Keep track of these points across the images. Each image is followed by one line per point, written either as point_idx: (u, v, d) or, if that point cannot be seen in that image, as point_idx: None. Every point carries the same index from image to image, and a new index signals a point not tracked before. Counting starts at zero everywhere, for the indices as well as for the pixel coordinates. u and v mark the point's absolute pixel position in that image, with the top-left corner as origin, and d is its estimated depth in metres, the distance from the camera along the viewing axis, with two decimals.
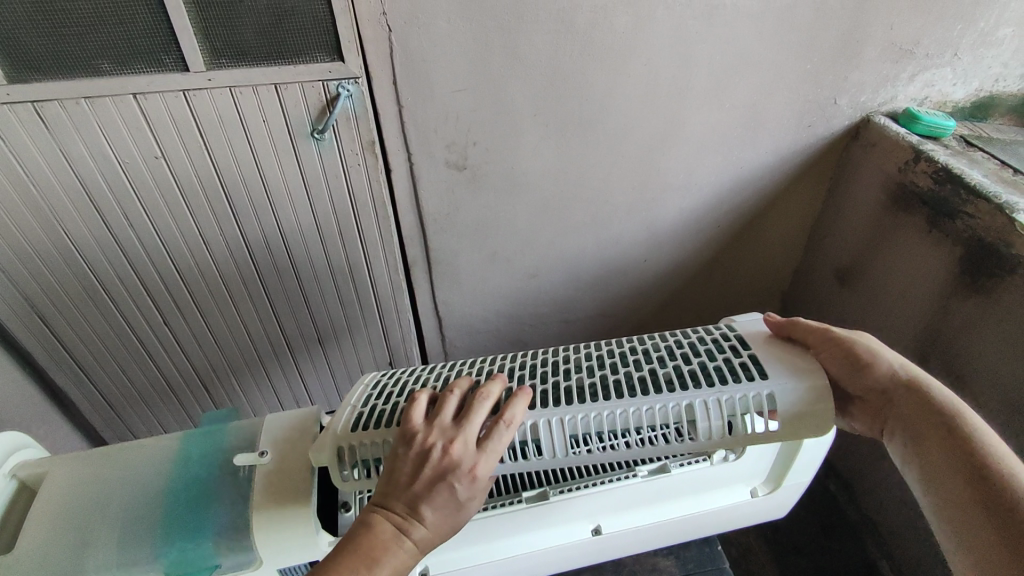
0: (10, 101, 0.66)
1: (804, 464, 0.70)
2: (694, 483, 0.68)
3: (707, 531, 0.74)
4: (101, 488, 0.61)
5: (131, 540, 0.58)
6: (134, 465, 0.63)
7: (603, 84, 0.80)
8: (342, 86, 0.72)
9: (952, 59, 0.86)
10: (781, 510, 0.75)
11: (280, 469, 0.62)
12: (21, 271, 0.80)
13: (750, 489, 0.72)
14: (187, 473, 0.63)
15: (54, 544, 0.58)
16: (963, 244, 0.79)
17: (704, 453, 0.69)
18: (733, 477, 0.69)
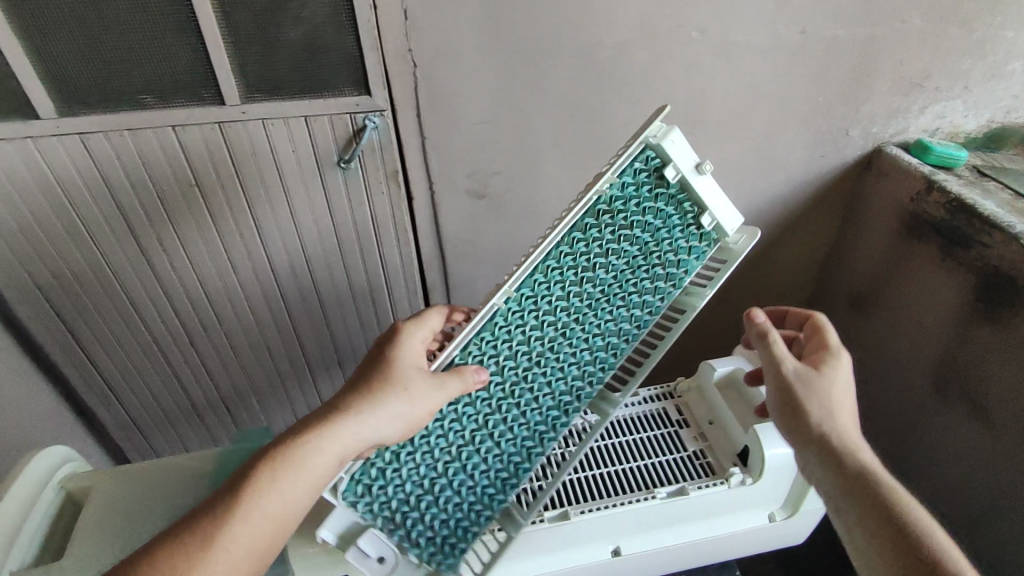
0: (59, 132, 0.70)
1: (822, 490, 0.69)
2: (713, 506, 0.67)
3: (725, 556, 0.73)
4: (139, 502, 0.62)
5: None
6: (168, 480, 0.65)
7: (619, 116, 0.82)
8: (368, 118, 0.75)
9: (963, 92, 0.88)
10: (800, 537, 0.73)
11: None
12: (57, 292, 0.83)
13: (768, 514, 0.70)
14: (220, 488, 0.65)
15: (96, 554, 0.58)
16: (978, 272, 0.80)
17: (722, 476, 0.68)
18: (752, 502, 0.68)
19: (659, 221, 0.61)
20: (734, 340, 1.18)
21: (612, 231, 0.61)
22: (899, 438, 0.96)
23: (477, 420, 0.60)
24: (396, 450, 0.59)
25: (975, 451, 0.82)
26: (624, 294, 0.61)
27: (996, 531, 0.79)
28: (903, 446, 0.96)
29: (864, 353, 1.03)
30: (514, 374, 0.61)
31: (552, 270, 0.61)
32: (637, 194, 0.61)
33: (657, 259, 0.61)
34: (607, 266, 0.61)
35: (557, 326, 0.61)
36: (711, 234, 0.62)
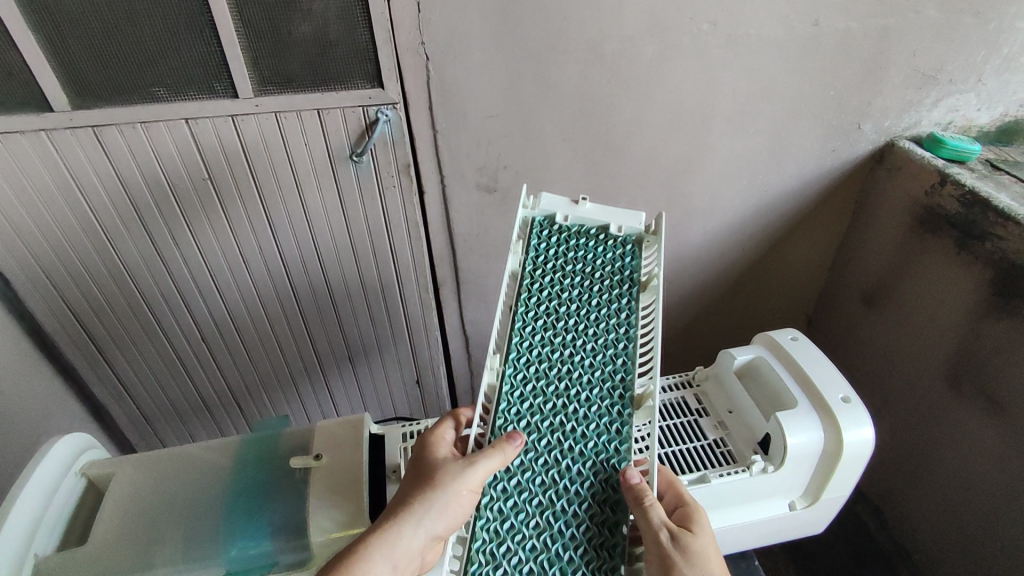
0: (73, 125, 0.69)
1: (844, 478, 0.65)
2: (735, 495, 0.63)
3: (743, 546, 0.68)
4: (166, 489, 0.61)
5: (195, 540, 0.58)
6: (195, 466, 0.63)
7: (631, 110, 0.82)
8: (381, 112, 0.75)
9: (976, 85, 0.87)
10: (818, 526, 0.70)
11: (333, 476, 0.61)
12: (71, 288, 0.83)
13: (788, 503, 0.66)
14: (247, 477, 0.63)
15: (122, 540, 0.58)
16: (993, 265, 0.79)
17: (744, 464, 0.64)
18: (773, 490, 0.64)
19: (586, 254, 0.66)
20: (743, 337, 1.18)
21: (550, 277, 0.65)
22: (912, 434, 0.96)
23: (544, 484, 0.54)
24: (490, 548, 0.51)
25: (990, 446, 0.82)
26: (599, 317, 0.62)
27: (1012, 525, 0.79)
28: (916, 442, 0.95)
29: (876, 348, 1.02)
30: (552, 424, 0.57)
31: (522, 330, 0.61)
32: (557, 243, 0.67)
33: (601, 280, 0.65)
34: (564, 301, 0.63)
35: (559, 367, 0.60)
36: (627, 236, 0.67)
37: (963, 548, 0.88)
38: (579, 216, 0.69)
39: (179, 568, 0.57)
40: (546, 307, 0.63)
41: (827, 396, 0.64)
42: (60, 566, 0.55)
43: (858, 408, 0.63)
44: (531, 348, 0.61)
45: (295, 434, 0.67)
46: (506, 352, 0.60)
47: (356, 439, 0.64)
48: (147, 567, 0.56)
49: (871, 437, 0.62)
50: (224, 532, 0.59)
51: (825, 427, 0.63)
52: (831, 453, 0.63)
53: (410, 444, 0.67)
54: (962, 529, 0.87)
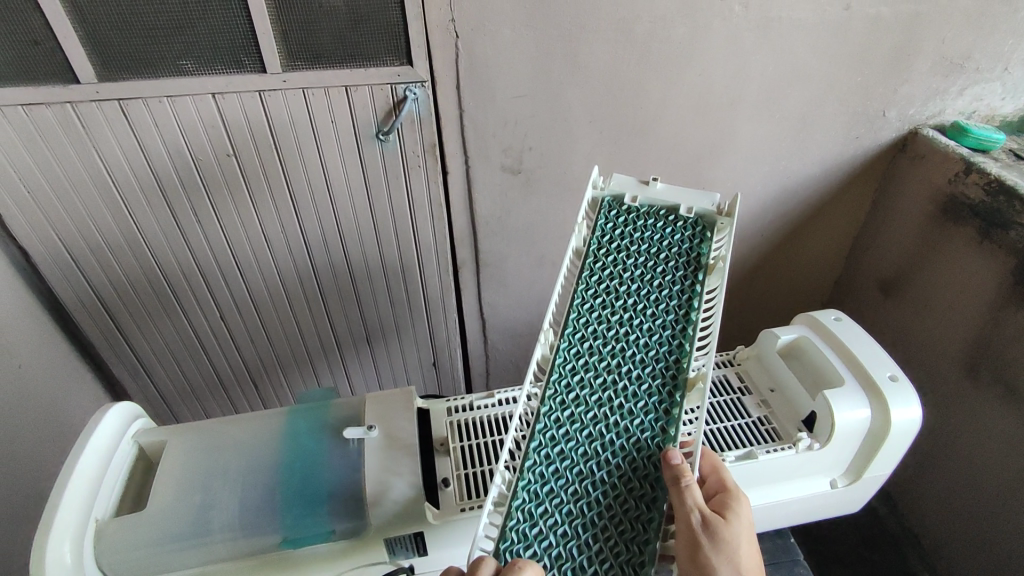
0: (98, 98, 0.69)
1: (887, 456, 0.66)
2: (779, 471, 0.64)
3: (780, 523, 0.69)
4: (219, 455, 0.61)
5: (252, 507, 0.58)
6: (248, 433, 0.63)
7: (658, 93, 0.82)
8: (409, 89, 0.74)
9: (1002, 74, 0.87)
10: (854, 505, 0.71)
11: (387, 446, 0.61)
12: (91, 262, 0.83)
13: (829, 480, 0.67)
14: (298, 445, 0.62)
15: (179, 505, 0.57)
16: (1016, 254, 0.80)
17: (788, 441, 0.64)
18: (815, 467, 0.65)
19: (652, 234, 0.64)
20: (757, 324, 1.19)
21: (616, 258, 0.63)
22: (927, 422, 0.97)
23: (585, 454, 0.54)
24: (528, 507, 0.52)
25: (1007, 434, 0.83)
26: (660, 298, 0.61)
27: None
28: (931, 429, 0.96)
29: (891, 337, 1.03)
30: (601, 399, 0.56)
31: (581, 306, 0.61)
32: (624, 224, 0.65)
33: (667, 261, 0.63)
34: (628, 283, 0.62)
35: (614, 346, 0.59)
36: (695, 217, 0.65)
37: (974, 532, 0.89)
38: (649, 197, 0.67)
39: (238, 533, 0.57)
40: (608, 288, 0.62)
41: (876, 376, 0.64)
42: (119, 530, 0.55)
43: (907, 387, 0.63)
44: (589, 326, 0.60)
45: (345, 404, 0.66)
46: (563, 326, 0.60)
47: (407, 410, 0.64)
48: (205, 531, 0.56)
49: (920, 416, 0.62)
50: (281, 503, 0.58)
51: (873, 406, 0.63)
52: (877, 432, 0.63)
53: (455, 418, 0.68)
54: (973, 515, 0.89)
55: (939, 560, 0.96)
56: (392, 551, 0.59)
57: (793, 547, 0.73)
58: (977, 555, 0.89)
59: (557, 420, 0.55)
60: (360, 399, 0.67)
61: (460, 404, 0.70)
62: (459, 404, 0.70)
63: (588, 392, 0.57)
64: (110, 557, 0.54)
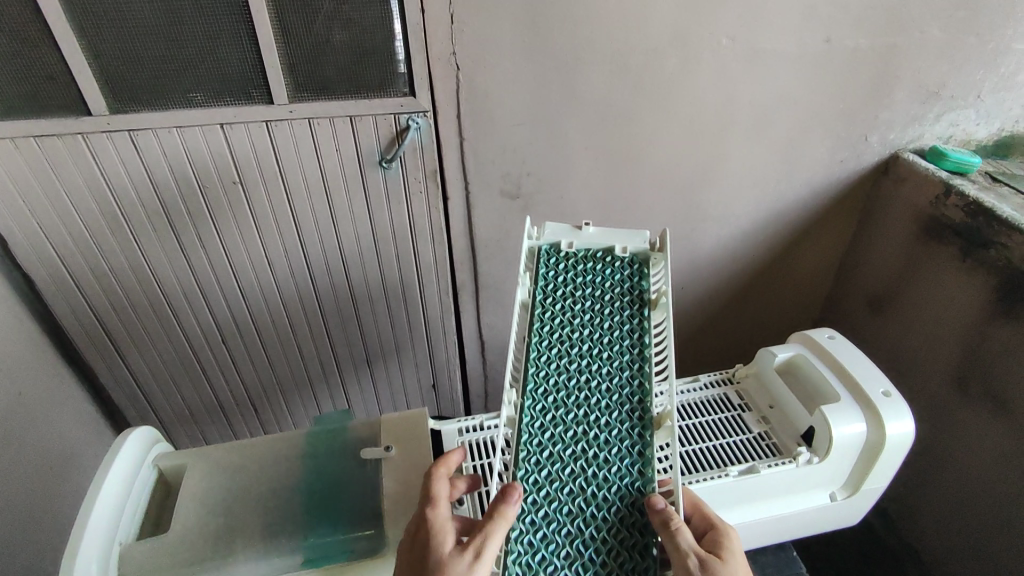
0: (110, 129, 0.70)
1: (884, 468, 0.67)
2: (781, 485, 0.65)
3: (784, 536, 0.71)
4: (238, 477, 0.61)
5: (272, 528, 0.58)
6: (263, 456, 0.63)
7: (651, 122, 0.85)
8: (411, 119, 0.77)
9: (975, 101, 0.92)
10: (855, 517, 0.72)
11: (402, 466, 0.62)
12: (96, 288, 0.83)
13: (829, 494, 0.68)
14: (315, 466, 0.63)
15: (201, 527, 0.58)
16: (998, 272, 0.83)
17: (789, 456, 0.66)
18: (815, 481, 0.66)
19: (594, 277, 0.66)
20: (750, 342, 1.21)
21: (563, 305, 0.65)
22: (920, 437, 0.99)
23: (571, 513, 0.55)
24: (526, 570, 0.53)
25: (997, 448, 0.85)
26: (614, 341, 0.63)
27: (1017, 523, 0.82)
28: (923, 444, 0.98)
29: (880, 354, 1.06)
30: (575, 453, 0.58)
31: (538, 360, 0.62)
32: (565, 270, 0.67)
33: (613, 301, 0.65)
34: (579, 327, 0.64)
35: (578, 394, 0.60)
36: (631, 255, 0.68)
37: (971, 546, 0.91)
38: (583, 241, 0.69)
39: (257, 556, 0.57)
40: (561, 335, 0.63)
41: (869, 392, 0.66)
42: (143, 553, 0.55)
43: (899, 402, 0.65)
44: (549, 378, 0.61)
45: (359, 425, 0.67)
46: (524, 382, 0.60)
47: (419, 429, 0.64)
48: (228, 552, 0.56)
49: (912, 430, 0.64)
50: (303, 521, 0.59)
51: (868, 420, 0.65)
52: (873, 445, 0.65)
53: (466, 438, 0.69)
54: (969, 528, 0.91)
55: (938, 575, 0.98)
56: None
57: (795, 560, 0.74)
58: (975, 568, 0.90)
59: (536, 482, 0.56)
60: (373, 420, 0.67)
61: (471, 424, 0.70)
62: (469, 424, 0.70)
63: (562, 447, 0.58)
64: None
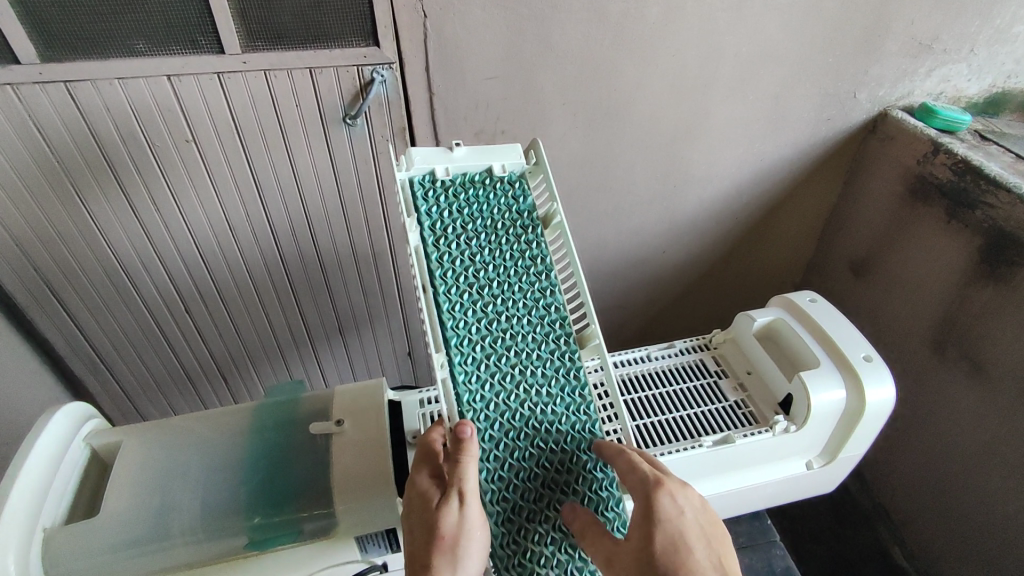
0: (43, 80, 0.64)
1: (861, 435, 0.66)
2: (757, 455, 0.64)
3: (757, 505, 0.70)
4: (179, 454, 0.58)
5: (216, 508, 0.55)
6: (207, 434, 0.60)
7: (632, 76, 0.80)
8: (376, 71, 0.71)
9: (969, 55, 0.88)
10: (830, 484, 0.72)
11: (356, 440, 0.58)
12: (43, 255, 0.78)
13: (806, 462, 0.68)
14: (264, 442, 0.60)
15: (139, 509, 0.54)
16: (983, 234, 0.81)
17: (766, 424, 0.65)
18: (791, 450, 0.66)
19: (481, 209, 0.63)
20: (731, 306, 1.20)
21: (460, 246, 0.61)
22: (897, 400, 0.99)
23: (533, 456, 0.56)
24: (509, 541, 0.52)
25: (972, 410, 0.85)
26: (521, 274, 0.62)
27: (989, 483, 0.83)
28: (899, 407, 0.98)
29: (860, 317, 1.05)
30: (519, 396, 0.57)
31: (453, 311, 0.58)
32: (451, 206, 0.62)
33: (504, 231, 0.63)
34: (482, 265, 0.61)
35: (502, 333, 0.59)
36: (510, 177, 0.66)
37: (942, 506, 0.92)
38: (457, 165, 0.65)
39: (199, 536, 0.54)
40: (471, 276, 0.60)
41: (850, 356, 0.65)
42: (70, 538, 0.52)
43: (881, 366, 0.64)
44: (473, 326, 0.58)
45: (317, 397, 0.63)
46: (449, 338, 0.57)
47: (376, 402, 0.61)
48: (165, 534, 0.53)
49: (893, 395, 0.63)
50: (245, 501, 0.56)
51: (848, 386, 0.64)
52: (853, 411, 0.64)
53: (427, 410, 0.65)
54: (941, 487, 0.92)
55: (908, 533, 0.99)
56: (364, 546, 0.57)
57: (769, 528, 0.76)
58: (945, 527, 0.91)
59: (491, 437, 0.55)
60: (330, 391, 0.64)
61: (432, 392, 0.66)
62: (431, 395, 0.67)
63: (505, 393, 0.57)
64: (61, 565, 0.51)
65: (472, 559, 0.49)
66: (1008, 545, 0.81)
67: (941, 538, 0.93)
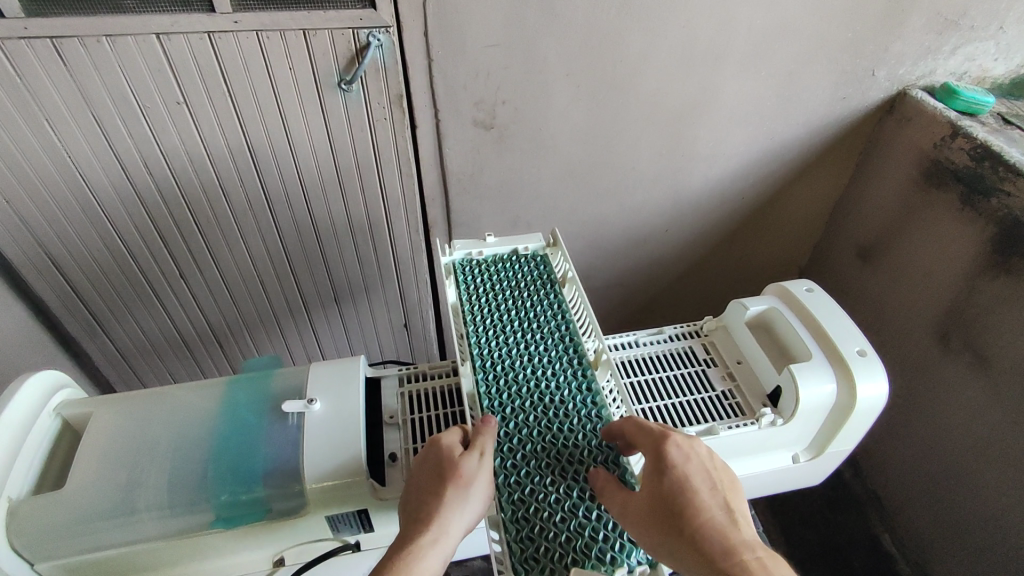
0: (27, 35, 0.62)
1: (852, 430, 0.65)
2: (741, 447, 0.63)
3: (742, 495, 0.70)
4: (148, 430, 0.57)
5: (182, 484, 0.54)
6: (177, 411, 0.59)
7: (639, 46, 0.77)
8: (372, 35, 0.68)
9: (997, 33, 0.84)
10: (818, 476, 0.71)
11: (329, 419, 0.57)
12: (34, 214, 0.77)
13: (792, 455, 0.67)
14: (235, 419, 0.59)
15: (105, 484, 0.54)
16: (997, 223, 0.78)
17: (752, 416, 0.64)
18: (777, 443, 0.64)
19: (508, 274, 0.68)
20: (733, 288, 1.18)
21: (487, 296, 0.65)
22: (899, 390, 0.97)
23: (545, 449, 0.52)
24: (521, 515, 0.47)
25: (974, 403, 0.83)
26: (541, 313, 0.63)
27: (986, 476, 0.82)
28: (900, 397, 0.97)
29: (865, 303, 1.03)
30: (534, 401, 0.55)
31: (481, 343, 0.60)
32: (483, 274, 0.68)
33: (527, 287, 0.67)
34: (505, 308, 0.64)
35: (522, 356, 0.59)
36: (533, 253, 0.71)
37: (937, 496, 0.91)
38: (490, 250, 0.71)
39: (165, 512, 0.53)
40: (493, 318, 0.63)
41: (844, 350, 0.63)
42: (32, 509, 0.51)
43: (875, 362, 0.62)
44: (492, 351, 0.59)
45: (291, 374, 0.62)
46: (472, 358, 0.58)
47: (351, 381, 0.60)
48: (131, 510, 0.53)
49: (886, 392, 0.61)
50: (211, 479, 0.55)
51: (839, 380, 0.62)
52: (843, 406, 0.62)
53: (407, 389, 0.64)
54: (936, 478, 0.91)
55: (899, 521, 0.99)
56: (335, 523, 0.57)
57: None
58: (939, 519, 0.91)
59: (504, 431, 0.53)
60: (308, 367, 0.63)
61: (412, 371, 0.66)
62: (412, 373, 0.66)
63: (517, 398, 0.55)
64: (27, 536, 0.51)
65: (479, 512, 0.47)
66: (1000, 539, 0.80)
67: (932, 528, 0.93)
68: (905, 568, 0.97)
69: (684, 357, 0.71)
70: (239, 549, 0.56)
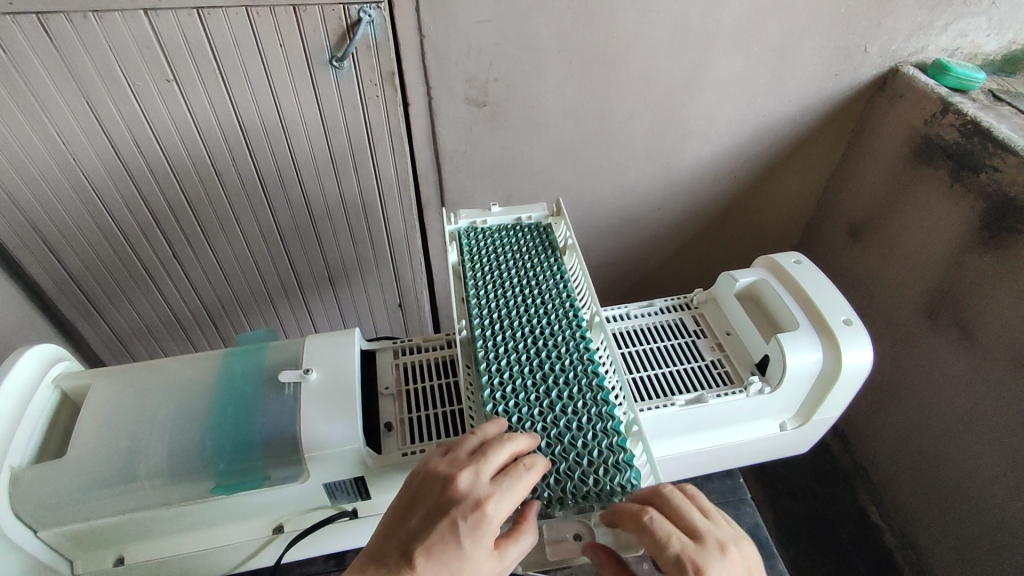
0: (13, 11, 0.61)
1: (837, 398, 0.66)
2: (728, 415, 0.64)
3: (729, 465, 0.71)
4: (146, 401, 0.58)
5: (182, 454, 0.56)
6: (175, 382, 0.59)
7: (632, 22, 0.77)
8: (363, 10, 0.68)
9: (989, 8, 0.84)
10: (805, 445, 0.72)
11: (324, 386, 0.58)
12: (25, 195, 0.77)
13: (779, 423, 0.68)
14: (232, 391, 0.60)
15: (106, 455, 0.54)
16: (985, 199, 0.79)
17: (740, 385, 0.65)
18: (765, 411, 0.66)
19: (511, 241, 0.69)
20: (725, 266, 1.19)
21: (488, 260, 0.66)
22: (888, 366, 0.99)
23: (539, 398, 0.53)
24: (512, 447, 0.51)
25: (960, 376, 0.85)
26: (541, 283, 0.64)
27: (970, 448, 0.84)
28: (889, 372, 0.98)
29: (856, 280, 1.04)
30: (531, 355, 0.56)
31: (480, 301, 0.61)
32: (485, 241, 0.69)
33: (528, 252, 0.68)
34: (505, 270, 0.65)
35: (520, 313, 0.60)
36: (536, 223, 0.72)
37: (924, 468, 0.93)
38: (496, 219, 0.72)
39: (166, 479, 0.55)
40: (492, 280, 0.64)
41: (830, 319, 0.64)
42: (34, 479, 0.52)
43: (860, 330, 0.63)
44: (491, 311, 0.61)
45: (282, 346, 0.63)
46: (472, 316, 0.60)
47: (344, 352, 0.60)
48: (132, 478, 0.54)
49: (870, 359, 0.62)
50: (211, 448, 0.56)
51: (825, 348, 0.63)
52: (829, 373, 0.63)
53: (402, 360, 0.65)
54: (922, 451, 0.93)
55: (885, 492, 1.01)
56: (331, 492, 0.58)
57: (741, 487, 0.73)
58: (925, 488, 0.93)
59: (499, 380, 0.54)
60: (303, 339, 0.63)
61: (411, 343, 0.66)
62: (407, 346, 0.67)
63: (515, 352, 0.57)
64: (29, 505, 0.51)
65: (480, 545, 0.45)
66: (983, 510, 0.82)
67: (917, 498, 0.95)
68: (892, 538, 1.00)
69: (678, 327, 0.72)
70: (239, 517, 0.58)
